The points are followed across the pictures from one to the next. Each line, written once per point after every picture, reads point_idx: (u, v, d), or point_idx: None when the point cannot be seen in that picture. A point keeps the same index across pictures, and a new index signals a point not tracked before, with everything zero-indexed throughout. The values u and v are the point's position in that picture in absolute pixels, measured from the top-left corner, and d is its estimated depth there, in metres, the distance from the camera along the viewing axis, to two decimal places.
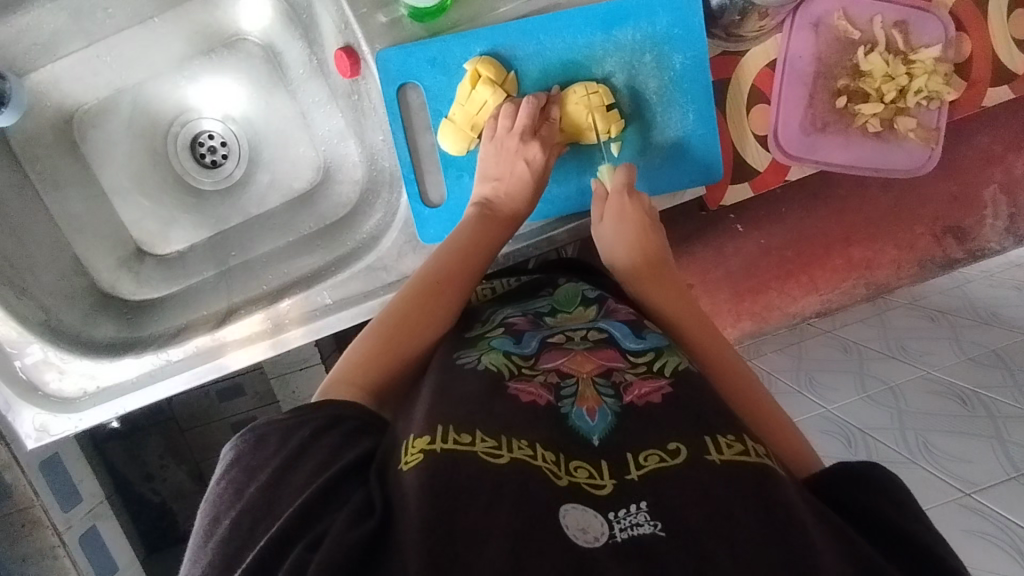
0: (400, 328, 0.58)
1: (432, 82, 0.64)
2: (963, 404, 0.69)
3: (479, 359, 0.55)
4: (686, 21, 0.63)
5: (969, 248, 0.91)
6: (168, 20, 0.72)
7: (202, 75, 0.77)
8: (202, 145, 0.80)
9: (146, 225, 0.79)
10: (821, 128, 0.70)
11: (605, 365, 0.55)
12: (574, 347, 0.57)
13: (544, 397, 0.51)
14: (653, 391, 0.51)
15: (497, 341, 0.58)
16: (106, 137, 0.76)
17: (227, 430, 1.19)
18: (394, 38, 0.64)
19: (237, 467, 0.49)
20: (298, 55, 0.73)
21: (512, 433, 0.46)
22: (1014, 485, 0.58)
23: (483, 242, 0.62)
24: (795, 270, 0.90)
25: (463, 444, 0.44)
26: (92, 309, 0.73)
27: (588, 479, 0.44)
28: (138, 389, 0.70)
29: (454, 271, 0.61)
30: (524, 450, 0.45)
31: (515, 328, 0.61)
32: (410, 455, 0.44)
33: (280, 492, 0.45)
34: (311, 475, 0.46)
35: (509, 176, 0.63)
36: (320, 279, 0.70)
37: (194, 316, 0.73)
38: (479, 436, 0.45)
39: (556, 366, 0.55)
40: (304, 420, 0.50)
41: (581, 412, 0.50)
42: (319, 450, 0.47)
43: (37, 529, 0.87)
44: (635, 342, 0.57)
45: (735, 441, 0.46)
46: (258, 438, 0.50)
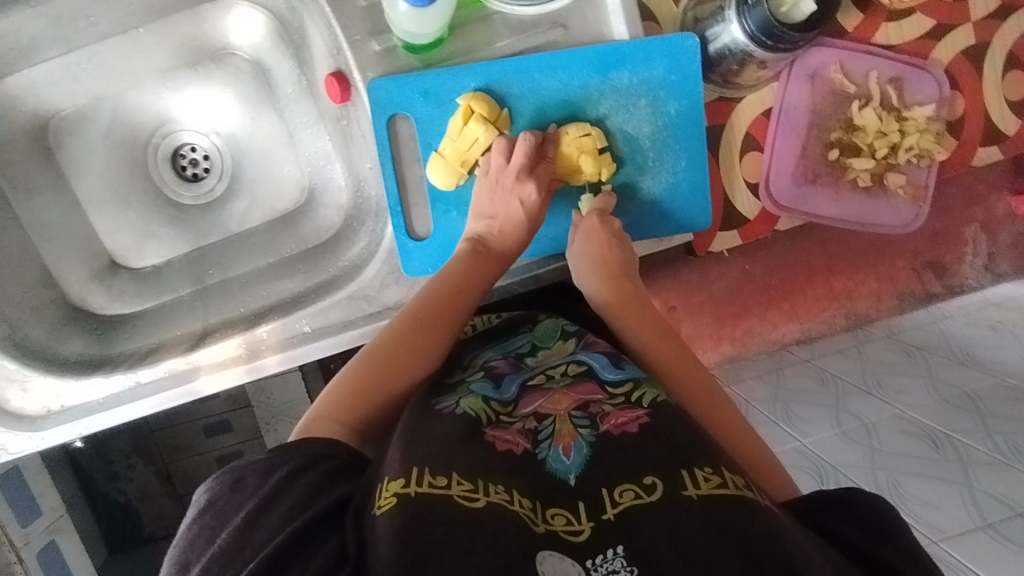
0: (387, 364, 0.56)
1: (423, 114, 0.63)
2: (934, 447, 0.68)
3: (457, 405, 0.54)
4: (683, 69, 0.62)
5: (948, 283, 0.94)
6: (154, 30, 0.70)
7: (188, 87, 0.75)
8: (183, 158, 0.78)
9: (122, 237, 0.76)
10: (812, 179, 0.70)
11: (582, 399, 0.54)
12: (553, 386, 0.57)
13: (521, 445, 0.50)
14: (630, 421, 0.50)
15: (476, 385, 0.58)
16: (83, 145, 0.74)
17: (198, 433, 1.17)
18: (388, 67, 0.63)
19: (208, 512, 0.47)
20: (288, 73, 0.71)
21: (491, 477, 0.45)
22: (981, 537, 0.58)
23: (477, 276, 0.61)
24: (778, 296, 0.91)
25: (438, 488, 0.43)
26: (60, 324, 0.70)
27: (565, 525, 0.43)
28: (104, 410, 0.68)
29: (444, 305, 0.60)
30: (501, 495, 0.44)
31: (495, 372, 0.60)
32: (384, 499, 0.43)
33: (251, 536, 0.43)
34: (285, 519, 0.44)
35: (504, 216, 0.62)
36: (299, 307, 0.68)
37: (167, 335, 0.71)
38: (455, 479, 0.44)
39: (534, 409, 0.54)
40: (282, 459, 0.49)
41: (558, 451, 0.49)
42: (294, 492, 0.46)
43: None
44: (614, 373, 0.57)
45: (713, 474, 0.44)
46: (232, 479, 0.48)
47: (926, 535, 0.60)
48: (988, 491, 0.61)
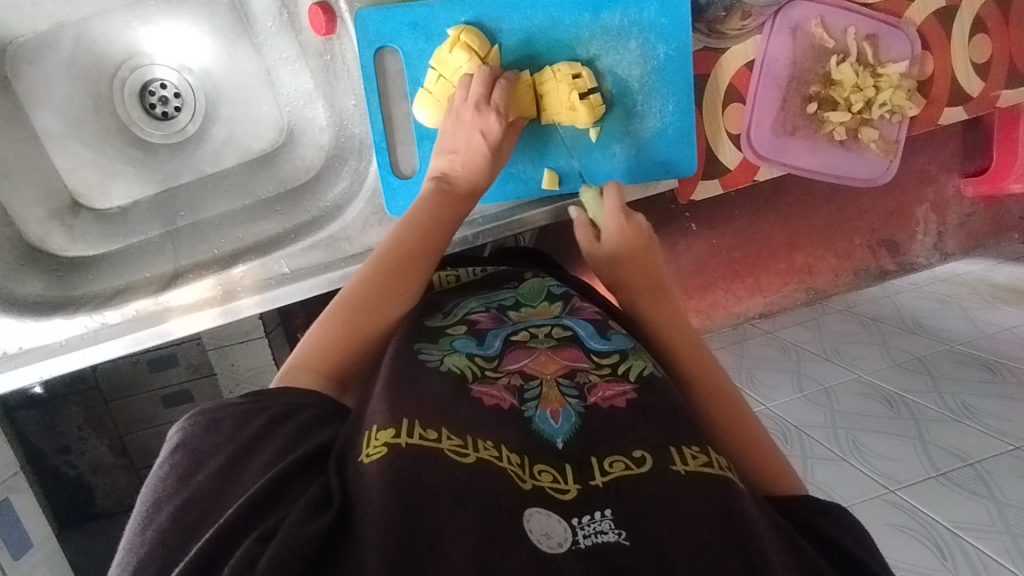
0: (359, 308, 0.53)
1: (411, 47, 0.61)
2: (889, 407, 0.73)
3: (441, 362, 0.51)
4: (673, 11, 0.63)
5: (901, 261, 0.88)
6: None
7: (158, 17, 0.71)
8: (152, 95, 0.74)
9: (85, 175, 0.72)
10: (791, 132, 0.71)
11: (569, 365, 0.52)
12: (538, 346, 0.54)
13: (507, 401, 0.48)
14: (617, 395, 0.48)
15: (460, 342, 0.54)
16: (42, 75, 0.69)
17: (156, 403, 1.10)
18: None
19: (181, 451, 0.45)
20: (266, 5, 0.67)
21: (479, 433, 0.43)
22: (934, 483, 0.63)
23: (449, 221, 0.59)
24: (741, 270, 0.85)
25: (428, 440, 0.40)
26: (16, 264, 0.66)
27: (551, 483, 0.41)
28: (66, 352, 0.64)
29: (418, 248, 0.56)
30: (490, 450, 0.41)
31: (477, 329, 0.57)
32: (372, 448, 0.40)
33: (232, 484, 0.41)
34: (267, 465, 0.42)
35: (466, 149, 0.60)
36: (278, 247, 0.66)
37: (135, 278, 0.67)
38: (445, 433, 0.41)
39: (520, 367, 0.52)
40: (261, 406, 0.46)
41: (545, 416, 0.47)
42: (275, 439, 0.44)
43: None
44: (600, 342, 0.55)
45: (700, 453, 0.42)
46: (208, 422, 0.46)
47: (882, 483, 0.65)
48: (940, 444, 0.67)
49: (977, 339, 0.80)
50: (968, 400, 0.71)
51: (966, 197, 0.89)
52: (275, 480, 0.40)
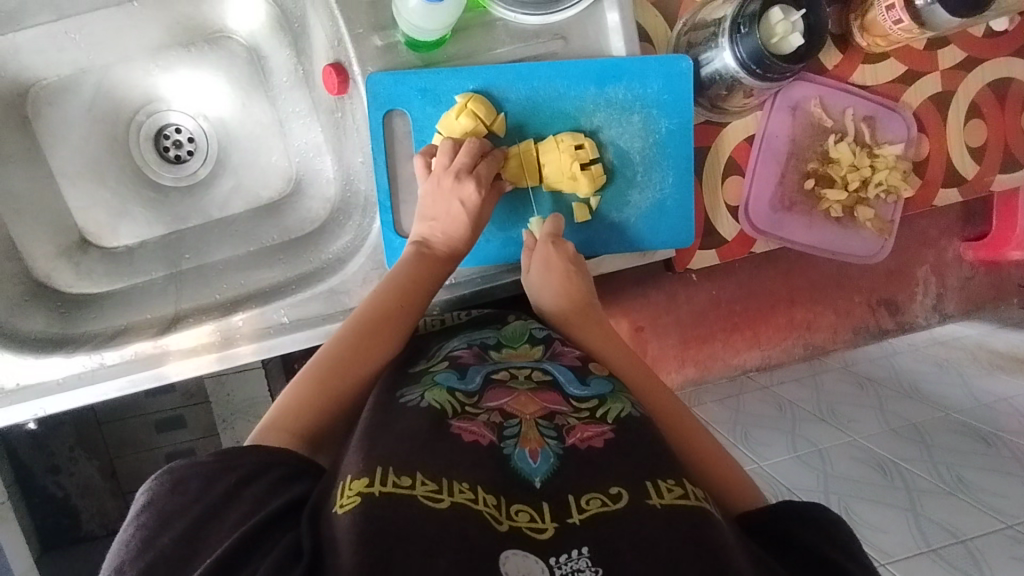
0: (333, 369, 0.55)
1: (419, 112, 0.63)
2: (882, 474, 0.68)
3: (422, 398, 0.52)
4: (675, 89, 0.65)
5: (900, 321, 0.94)
6: (149, 6, 0.68)
7: (179, 66, 0.73)
8: (167, 138, 0.76)
9: (95, 214, 0.74)
10: (788, 207, 0.73)
11: (548, 407, 0.52)
12: (518, 386, 0.55)
13: (486, 437, 0.48)
14: (595, 436, 0.49)
15: (442, 376, 0.56)
16: (62, 117, 0.72)
17: (149, 428, 1.10)
18: (388, 63, 0.63)
19: (146, 511, 0.44)
20: (283, 62, 0.70)
21: (454, 475, 0.43)
22: (924, 560, 0.57)
23: (426, 282, 0.61)
24: (741, 323, 0.89)
25: (402, 487, 0.41)
26: (22, 299, 0.67)
27: (529, 522, 0.41)
28: (63, 391, 0.65)
29: (390, 310, 0.59)
30: (465, 494, 0.42)
31: (459, 363, 0.58)
32: (346, 498, 0.40)
33: (200, 547, 0.41)
34: (235, 526, 0.42)
35: (445, 217, 0.62)
36: (279, 296, 0.67)
37: (136, 318, 0.68)
38: (419, 479, 0.42)
39: (500, 406, 0.52)
40: (229, 464, 0.45)
41: (524, 454, 0.47)
42: (244, 502, 0.43)
43: None
44: (579, 388, 0.55)
45: (675, 485, 0.44)
46: (175, 481, 0.45)
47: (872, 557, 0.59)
48: (932, 518, 0.61)
49: (975, 407, 0.75)
50: (963, 473, 0.66)
51: (966, 260, 0.94)
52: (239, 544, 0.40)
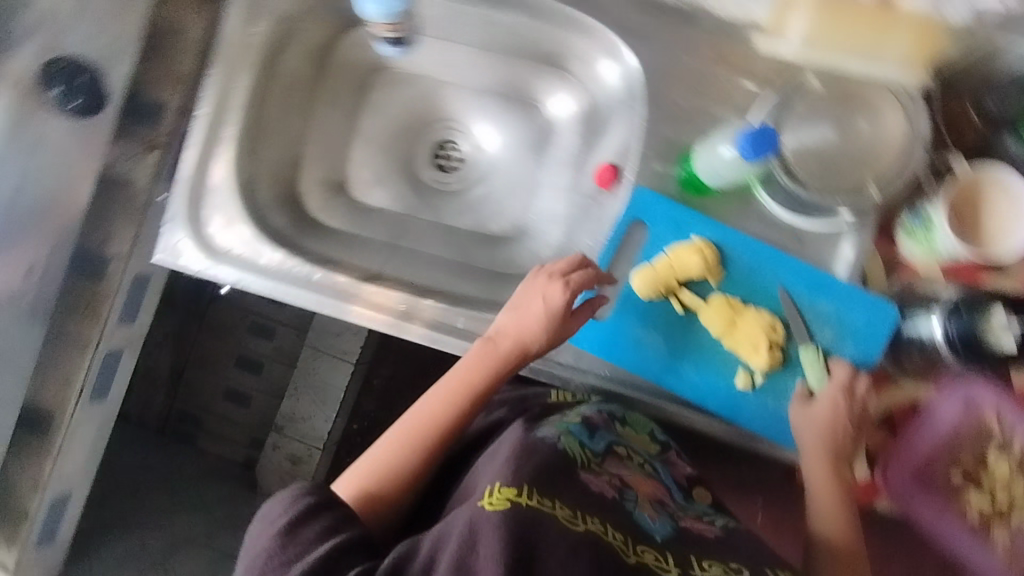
0: (416, 438, 0.66)
1: (660, 232, 0.74)
2: None
3: (558, 439, 0.59)
4: (876, 330, 0.71)
5: None
6: (499, 61, 0.84)
7: (489, 108, 0.88)
8: (444, 149, 0.90)
9: (362, 172, 0.87)
10: (925, 483, 0.74)
11: (658, 493, 0.60)
12: (633, 465, 0.62)
13: (610, 492, 0.56)
14: (704, 528, 0.57)
15: (573, 426, 0.62)
16: (389, 97, 0.88)
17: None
18: (654, 184, 0.75)
19: (257, 525, 0.56)
20: (569, 146, 0.83)
21: (586, 509, 0.52)
22: None
23: (490, 371, 0.68)
24: None
25: (544, 506, 0.49)
26: (279, 199, 0.82)
27: (654, 561, 0.50)
28: (266, 277, 0.75)
29: (454, 420, 0.68)
30: (596, 525, 0.50)
31: (590, 422, 0.64)
32: (495, 498, 0.50)
33: (293, 548, 0.52)
34: (320, 539, 0.52)
35: (525, 309, 0.69)
36: (465, 305, 0.76)
37: (348, 258, 0.80)
38: (557, 504, 0.50)
39: (620, 474, 0.60)
40: (315, 490, 0.56)
41: (644, 514, 0.55)
42: (323, 519, 0.54)
43: (89, 321, 0.81)
44: (681, 495, 0.62)
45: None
46: (285, 498, 0.56)
47: None
48: None
49: None
50: None
51: None
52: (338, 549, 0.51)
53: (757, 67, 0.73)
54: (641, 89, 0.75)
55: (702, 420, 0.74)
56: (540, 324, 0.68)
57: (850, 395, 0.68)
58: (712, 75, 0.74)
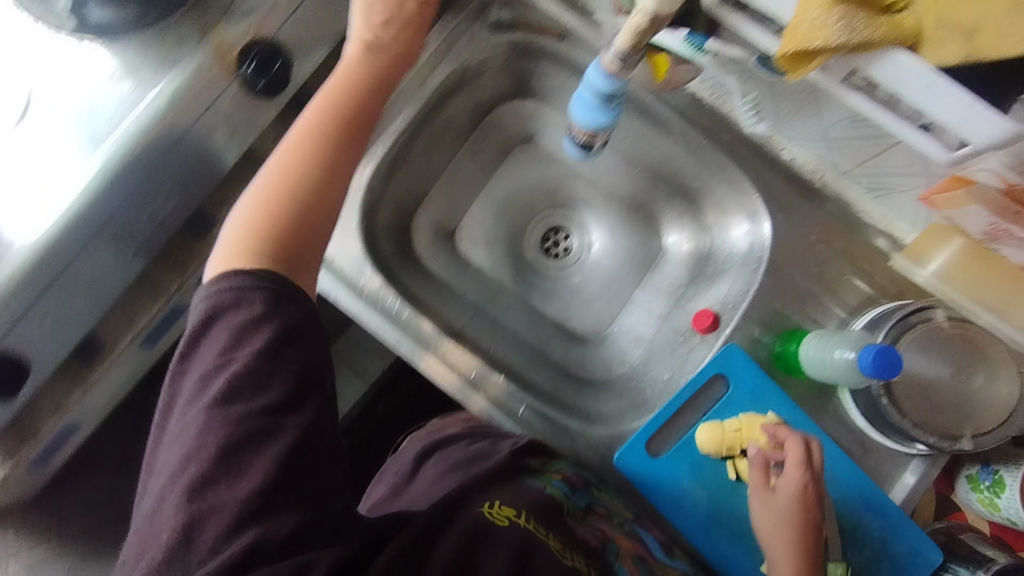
0: (305, 201, 0.55)
1: (739, 395, 0.74)
2: None
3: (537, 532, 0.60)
4: (914, 566, 0.70)
5: None
6: (641, 179, 0.87)
7: (610, 214, 0.91)
8: (553, 235, 0.92)
9: (474, 228, 0.90)
10: None
11: (637, 550, 0.65)
12: (614, 523, 0.68)
13: (591, 539, 0.64)
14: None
15: (557, 483, 0.67)
16: (523, 169, 0.91)
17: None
18: (749, 349, 0.76)
19: (203, 328, 0.50)
20: (674, 277, 0.85)
21: (569, 547, 0.60)
22: None
23: (366, 94, 0.61)
24: None
25: (538, 532, 0.60)
26: (393, 228, 0.83)
27: None
28: (355, 300, 0.76)
29: (317, 177, 0.56)
30: (576, 559, 0.60)
31: (571, 482, 0.69)
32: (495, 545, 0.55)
33: (233, 354, 0.49)
34: (277, 376, 0.49)
35: (391, 30, 0.65)
36: (531, 395, 0.76)
37: (435, 306, 0.81)
38: (548, 533, 0.61)
39: (602, 529, 0.66)
40: (263, 291, 0.50)
41: (620, 564, 0.63)
42: (264, 362, 0.48)
43: (174, 269, 0.82)
44: (660, 552, 0.67)
45: None
46: (222, 293, 0.50)
47: None
48: None
49: None
50: None
51: None
52: (261, 356, 0.48)
53: (878, 275, 0.76)
54: (763, 256, 0.77)
55: None
56: (384, 18, 0.64)
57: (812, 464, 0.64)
58: (835, 266, 0.77)
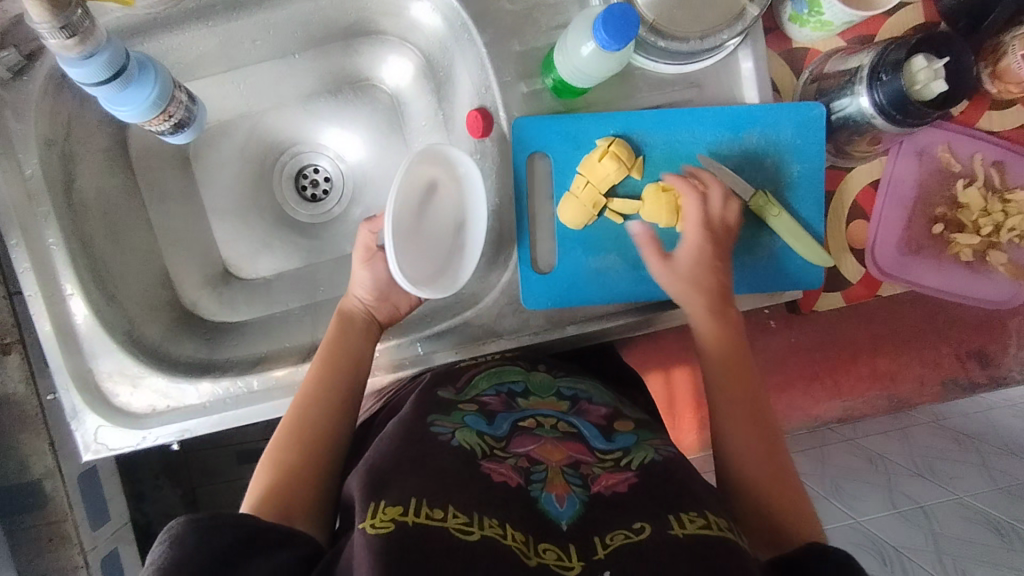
0: None
1: (560, 154, 0.66)
2: (999, 534, 0.56)
3: (452, 436, 0.52)
4: (809, 135, 0.67)
5: (991, 374, 0.78)
6: (309, 57, 0.74)
7: (326, 113, 0.79)
8: (305, 178, 0.81)
9: (238, 247, 0.78)
10: (915, 250, 0.73)
11: (573, 457, 0.53)
12: (544, 434, 0.56)
13: (515, 479, 0.49)
14: (620, 483, 0.50)
15: (470, 418, 0.56)
16: (218, 157, 0.78)
17: (231, 459, 1.13)
18: (531, 108, 0.66)
19: None
20: (423, 108, 0.75)
21: (485, 510, 0.45)
22: None
23: None
24: (823, 372, 0.77)
25: (435, 519, 0.42)
26: (172, 326, 0.72)
27: (555, 560, 0.43)
28: (207, 414, 0.66)
29: None
30: (494, 528, 0.43)
31: (487, 409, 0.58)
32: (378, 519, 0.42)
33: None
34: None
35: None
36: (416, 330, 0.69)
37: (275, 347, 0.71)
38: (450, 511, 0.44)
39: (527, 452, 0.53)
40: None
41: (550, 498, 0.48)
42: None
43: (64, 546, 0.75)
44: (603, 443, 0.56)
45: (697, 517, 0.46)
46: None
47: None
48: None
49: None
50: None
51: None
52: None
53: None
54: (463, 17, 0.65)
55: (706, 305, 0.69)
56: None
57: (710, 229, 0.62)
58: None
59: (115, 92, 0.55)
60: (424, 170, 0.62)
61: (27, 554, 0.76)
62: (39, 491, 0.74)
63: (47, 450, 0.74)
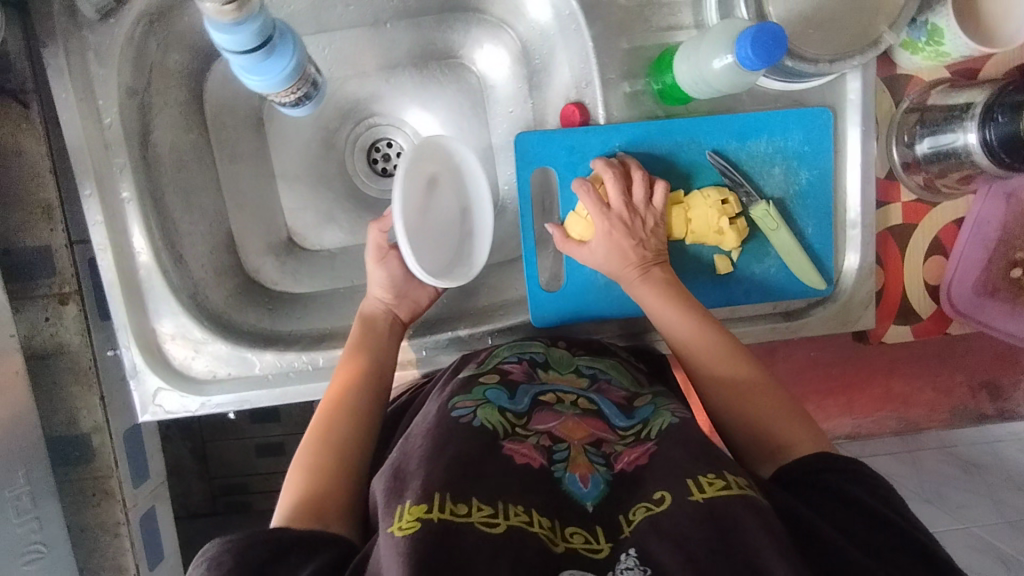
0: None
1: (648, 159, 0.64)
2: None
3: (473, 415, 0.49)
4: (819, 140, 0.66)
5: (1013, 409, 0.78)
6: (399, 27, 0.72)
7: (408, 88, 0.76)
8: (377, 151, 0.79)
9: (304, 217, 0.77)
10: (992, 292, 0.72)
11: (595, 434, 0.49)
12: (565, 411, 0.52)
13: (538, 459, 0.46)
14: (641, 455, 0.47)
15: (491, 391, 0.53)
16: (292, 121, 0.76)
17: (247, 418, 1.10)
18: (633, 110, 0.64)
19: None
20: (510, 95, 0.73)
21: (508, 499, 0.41)
22: None
23: None
24: (839, 388, 0.76)
25: (459, 515, 0.39)
26: (236, 291, 0.70)
27: (584, 544, 0.40)
28: (270, 387, 0.65)
29: None
30: (521, 516, 0.40)
31: (509, 378, 0.55)
32: (404, 521, 0.38)
33: None
34: None
35: None
36: (486, 322, 0.68)
37: (338, 324, 0.70)
38: (474, 505, 0.40)
39: (548, 429, 0.49)
40: None
41: (573, 479, 0.45)
42: None
43: (107, 501, 0.77)
44: (624, 419, 0.52)
45: (716, 478, 0.42)
46: None
47: None
48: None
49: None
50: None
51: None
52: None
53: None
54: (572, 7, 0.62)
55: (780, 326, 0.69)
56: None
57: (625, 216, 0.59)
58: None
59: (255, 61, 0.53)
60: (424, 167, 0.62)
61: (68, 505, 0.77)
62: (86, 442, 0.76)
63: (98, 405, 0.75)
